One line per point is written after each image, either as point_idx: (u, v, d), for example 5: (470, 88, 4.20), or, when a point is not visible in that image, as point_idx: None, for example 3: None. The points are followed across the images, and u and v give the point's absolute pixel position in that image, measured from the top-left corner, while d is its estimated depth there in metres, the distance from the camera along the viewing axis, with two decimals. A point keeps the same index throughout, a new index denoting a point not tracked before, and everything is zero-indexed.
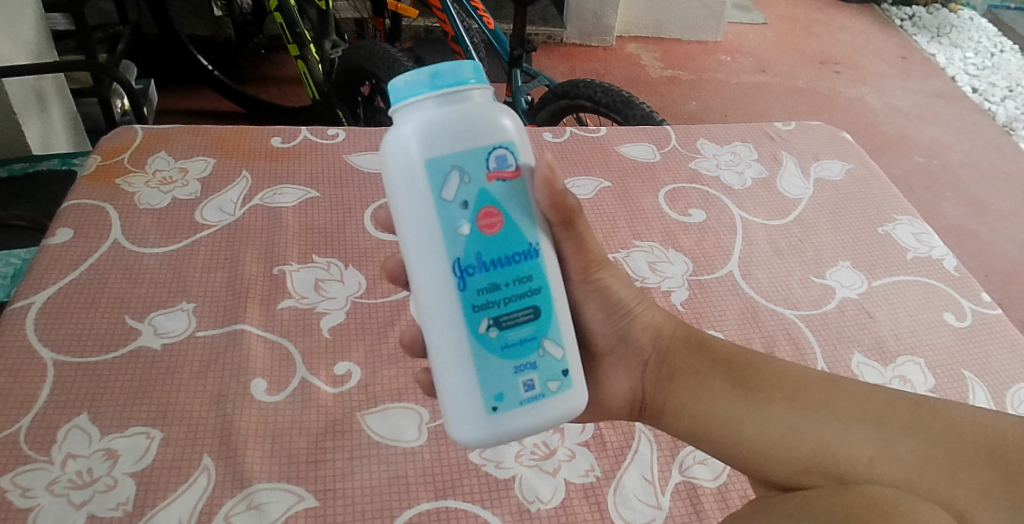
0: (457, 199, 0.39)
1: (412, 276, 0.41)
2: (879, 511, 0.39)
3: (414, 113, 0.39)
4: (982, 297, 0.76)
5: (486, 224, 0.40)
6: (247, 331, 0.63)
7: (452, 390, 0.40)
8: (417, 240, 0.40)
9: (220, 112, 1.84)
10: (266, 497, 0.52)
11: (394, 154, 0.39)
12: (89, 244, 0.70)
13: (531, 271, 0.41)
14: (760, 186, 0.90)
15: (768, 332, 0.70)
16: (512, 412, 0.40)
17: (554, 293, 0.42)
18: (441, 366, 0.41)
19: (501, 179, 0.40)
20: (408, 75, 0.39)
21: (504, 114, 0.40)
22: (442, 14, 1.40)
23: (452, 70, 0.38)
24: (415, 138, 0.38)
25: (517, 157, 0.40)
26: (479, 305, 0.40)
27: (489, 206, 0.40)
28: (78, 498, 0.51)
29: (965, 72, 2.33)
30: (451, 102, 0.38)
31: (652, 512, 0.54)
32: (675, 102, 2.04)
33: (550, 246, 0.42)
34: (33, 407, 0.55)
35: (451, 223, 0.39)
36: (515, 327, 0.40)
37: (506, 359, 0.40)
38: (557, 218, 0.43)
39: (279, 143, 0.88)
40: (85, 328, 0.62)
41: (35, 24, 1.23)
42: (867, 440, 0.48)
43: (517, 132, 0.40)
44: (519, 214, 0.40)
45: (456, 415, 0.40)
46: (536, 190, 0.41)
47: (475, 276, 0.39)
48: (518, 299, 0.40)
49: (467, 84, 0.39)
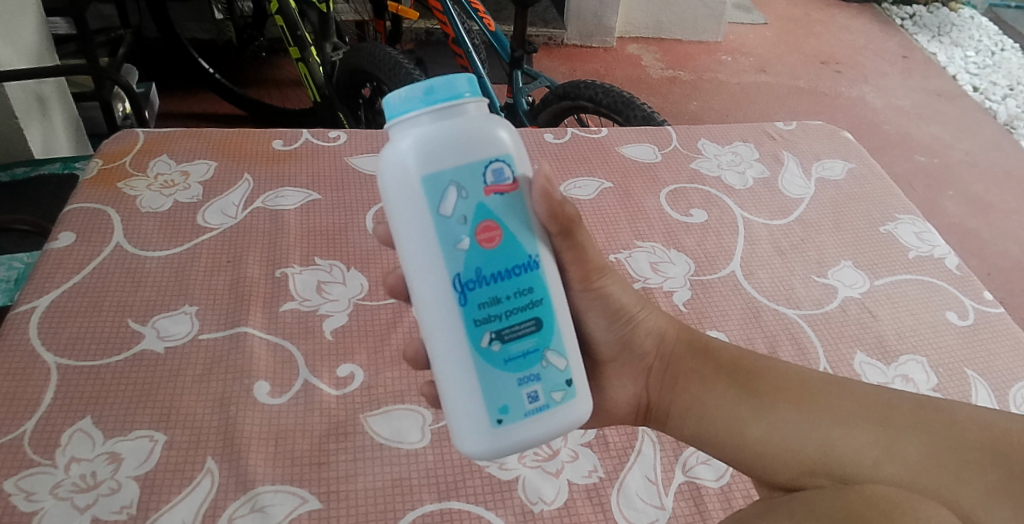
0: (456, 214, 0.39)
1: (413, 291, 0.41)
2: (881, 512, 0.39)
3: (410, 129, 0.39)
4: (984, 296, 0.76)
5: (485, 237, 0.40)
6: (249, 334, 0.63)
7: (457, 404, 0.40)
8: (416, 255, 0.40)
9: (222, 115, 1.84)
10: (270, 499, 0.52)
11: (391, 170, 0.39)
12: (92, 247, 0.70)
13: (531, 283, 0.41)
14: (761, 186, 0.90)
15: (771, 331, 0.70)
16: (517, 425, 0.40)
17: (555, 303, 0.42)
18: (445, 381, 0.41)
19: (498, 193, 0.40)
20: (402, 91, 0.39)
21: (500, 127, 0.40)
22: (443, 16, 1.40)
23: (445, 85, 0.39)
24: (412, 154, 0.38)
25: (514, 169, 0.40)
26: (481, 319, 0.40)
27: (488, 219, 0.40)
28: (83, 501, 0.51)
29: (966, 70, 2.33)
30: (446, 117, 0.39)
31: (655, 513, 0.54)
32: (676, 102, 2.04)
33: (549, 257, 0.42)
34: (37, 410, 0.55)
35: (450, 238, 0.39)
36: (517, 340, 0.40)
37: (510, 372, 0.40)
38: (556, 227, 0.42)
39: (280, 146, 0.88)
40: (88, 331, 0.62)
41: (36, 28, 1.23)
42: (872, 441, 0.48)
43: (513, 144, 0.41)
44: (518, 227, 0.40)
45: (463, 429, 0.41)
46: (535, 201, 0.41)
47: (476, 290, 0.39)
48: (520, 312, 0.41)
49: (462, 98, 0.39)
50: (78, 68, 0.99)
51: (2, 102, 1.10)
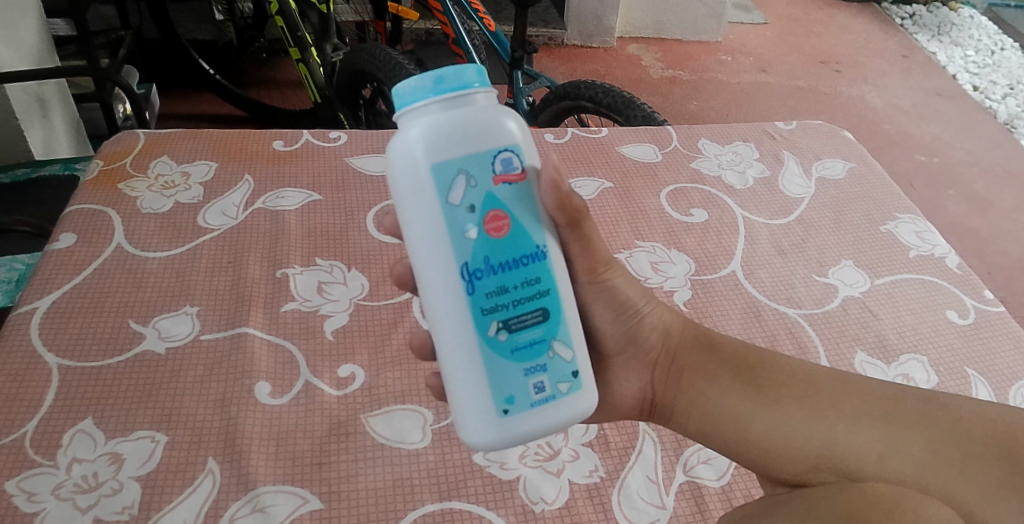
0: (464, 203, 0.39)
1: (419, 280, 0.41)
2: (883, 511, 0.39)
3: (419, 118, 0.39)
4: (985, 295, 0.76)
5: (493, 227, 0.40)
6: (250, 334, 0.64)
7: (463, 394, 0.40)
8: (424, 245, 0.40)
9: (222, 116, 1.84)
10: (271, 500, 0.52)
11: (399, 159, 0.39)
12: (92, 248, 0.70)
13: (538, 273, 0.41)
14: (761, 185, 0.90)
15: (771, 331, 0.70)
16: (523, 415, 0.40)
17: (562, 294, 0.42)
18: (452, 370, 0.41)
19: (506, 183, 0.40)
20: (411, 80, 0.39)
21: (508, 117, 0.40)
22: (443, 16, 1.40)
23: (455, 74, 0.39)
24: (420, 143, 0.38)
25: (523, 160, 0.40)
26: (488, 308, 0.40)
27: (496, 209, 0.40)
28: (85, 502, 0.51)
29: (966, 69, 2.33)
30: (455, 106, 0.39)
31: (656, 512, 0.54)
32: (676, 102, 2.04)
33: (557, 248, 0.42)
34: (39, 411, 0.56)
35: (458, 227, 0.39)
36: (525, 329, 0.41)
37: (517, 362, 0.40)
38: (563, 219, 0.42)
39: (281, 146, 0.88)
40: (89, 332, 0.62)
41: (36, 30, 1.23)
42: (877, 436, 0.48)
43: (522, 135, 0.41)
44: (526, 218, 0.41)
45: (468, 419, 0.41)
46: (543, 192, 0.41)
47: (484, 279, 0.40)
48: (527, 302, 0.41)
49: (471, 88, 0.39)
50: (79, 69, 0.99)
51: (3, 104, 1.10)
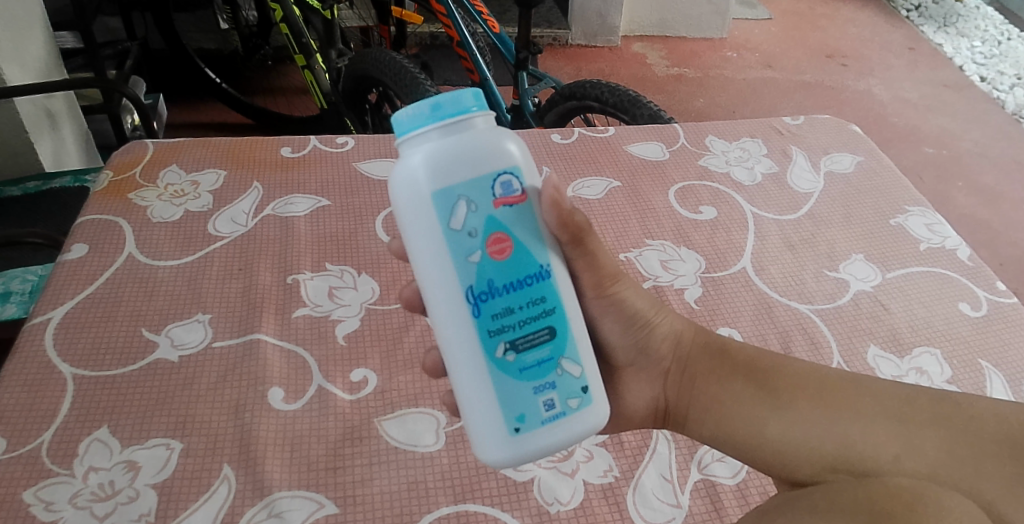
0: (466, 227, 0.39)
1: (427, 304, 0.41)
2: (906, 504, 0.39)
3: (419, 144, 0.39)
4: (997, 287, 0.75)
5: (496, 249, 0.40)
6: (262, 341, 0.64)
7: (475, 413, 0.41)
8: (429, 269, 0.40)
9: (230, 124, 1.86)
10: (286, 505, 0.52)
11: (401, 185, 0.39)
12: (104, 257, 0.71)
13: (543, 292, 0.41)
14: (771, 181, 0.90)
15: (783, 327, 0.69)
16: (534, 433, 0.40)
17: (569, 312, 0.42)
18: (463, 391, 0.41)
19: (508, 204, 0.40)
20: (409, 109, 0.39)
21: (507, 139, 0.40)
22: (447, 20, 1.40)
23: (453, 100, 0.39)
24: (422, 168, 0.38)
25: (523, 181, 0.40)
26: (495, 330, 0.40)
27: (497, 231, 0.40)
28: (101, 510, 0.51)
29: (974, 60, 2.31)
30: (455, 131, 0.39)
31: (671, 511, 0.54)
32: (681, 100, 2.04)
33: (561, 266, 0.42)
34: (54, 420, 0.56)
35: (461, 252, 0.39)
36: (532, 349, 0.40)
37: (526, 381, 0.40)
38: (566, 237, 0.43)
39: (289, 153, 0.89)
40: (102, 341, 0.62)
41: (45, 44, 1.25)
42: (891, 437, 0.47)
43: (522, 156, 0.41)
44: (529, 237, 0.40)
45: (481, 437, 0.41)
46: (544, 210, 0.41)
47: (489, 301, 0.39)
48: (533, 321, 0.40)
49: (469, 112, 0.39)
50: (88, 81, 0.99)
51: (14, 116, 1.11)
